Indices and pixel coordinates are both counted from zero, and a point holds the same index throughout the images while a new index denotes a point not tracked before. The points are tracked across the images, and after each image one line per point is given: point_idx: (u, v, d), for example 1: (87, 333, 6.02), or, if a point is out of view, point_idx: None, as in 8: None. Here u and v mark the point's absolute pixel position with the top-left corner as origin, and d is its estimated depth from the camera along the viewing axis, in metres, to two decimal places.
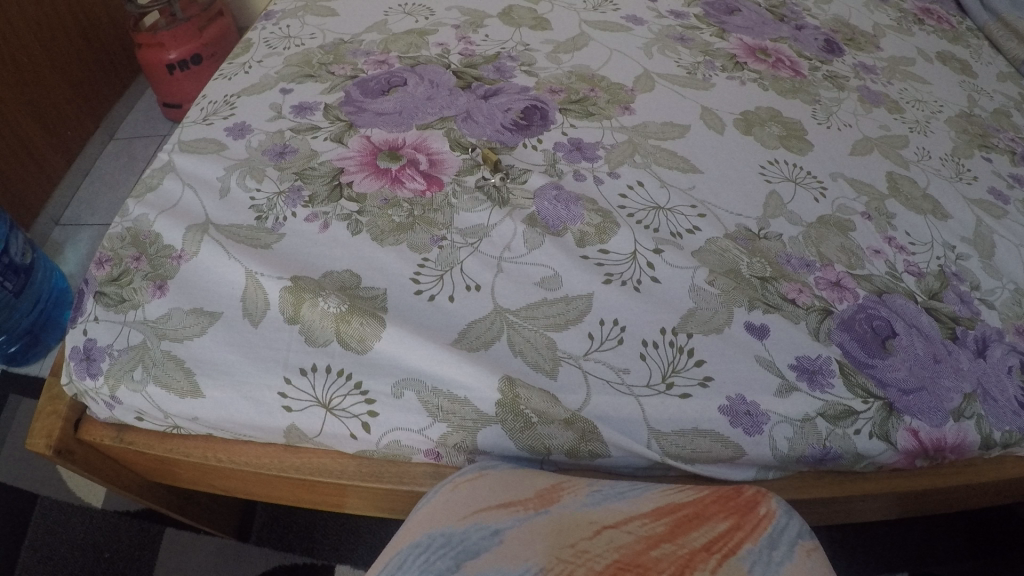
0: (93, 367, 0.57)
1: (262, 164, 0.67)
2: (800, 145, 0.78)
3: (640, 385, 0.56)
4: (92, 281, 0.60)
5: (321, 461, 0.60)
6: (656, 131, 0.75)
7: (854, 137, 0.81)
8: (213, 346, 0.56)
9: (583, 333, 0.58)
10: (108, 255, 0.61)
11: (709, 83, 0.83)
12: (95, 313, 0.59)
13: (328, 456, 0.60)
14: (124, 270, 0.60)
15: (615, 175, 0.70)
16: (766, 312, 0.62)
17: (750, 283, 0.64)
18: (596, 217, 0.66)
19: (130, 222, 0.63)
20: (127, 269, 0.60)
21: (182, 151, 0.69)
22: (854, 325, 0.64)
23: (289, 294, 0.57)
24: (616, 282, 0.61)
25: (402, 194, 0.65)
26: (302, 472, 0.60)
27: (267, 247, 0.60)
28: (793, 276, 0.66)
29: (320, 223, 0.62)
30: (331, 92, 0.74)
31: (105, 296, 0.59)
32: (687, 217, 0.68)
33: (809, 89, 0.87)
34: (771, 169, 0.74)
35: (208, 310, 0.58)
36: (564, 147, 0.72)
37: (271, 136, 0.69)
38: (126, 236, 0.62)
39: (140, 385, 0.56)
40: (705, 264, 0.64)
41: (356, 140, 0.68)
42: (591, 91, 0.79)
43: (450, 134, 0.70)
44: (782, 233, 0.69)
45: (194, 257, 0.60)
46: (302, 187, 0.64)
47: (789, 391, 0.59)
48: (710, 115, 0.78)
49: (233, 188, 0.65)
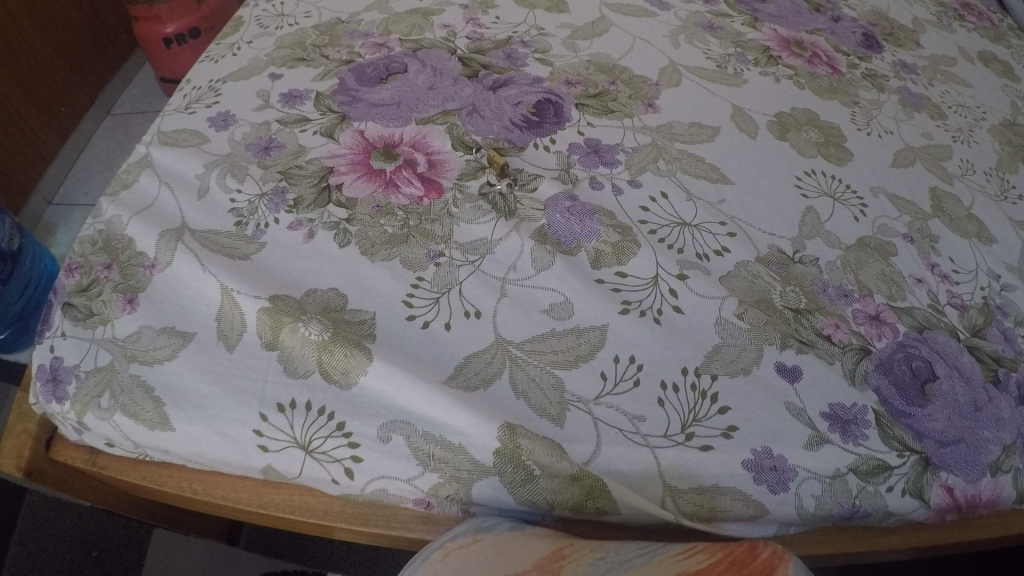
0: (59, 391, 0.51)
1: (245, 161, 0.59)
2: (839, 154, 0.70)
3: (656, 436, 0.50)
4: (60, 292, 0.54)
5: (303, 499, 0.54)
6: (682, 133, 0.67)
7: (895, 146, 0.74)
8: (185, 373, 0.50)
9: (594, 371, 0.51)
10: (79, 261, 0.55)
11: (742, 79, 0.75)
12: (62, 328, 0.52)
13: (311, 496, 0.54)
14: (95, 280, 0.54)
15: (636, 184, 0.62)
16: (799, 350, 0.55)
17: (781, 316, 0.57)
18: (613, 234, 0.58)
19: (103, 224, 0.57)
20: (97, 279, 0.54)
21: (161, 144, 0.61)
22: (892, 368, 0.58)
23: (268, 316, 0.51)
24: (635, 312, 0.54)
25: (396, 200, 0.57)
26: (283, 510, 0.54)
27: (245, 258, 0.54)
28: (829, 308, 0.59)
29: (305, 233, 0.55)
30: (323, 79, 0.66)
31: (73, 308, 0.53)
32: (715, 235, 0.60)
33: (847, 89, 0.78)
34: (807, 180, 0.66)
35: (180, 330, 0.52)
36: (579, 149, 0.64)
37: (257, 128, 0.62)
38: (98, 240, 0.56)
39: (109, 413, 0.50)
40: (734, 293, 0.57)
41: (348, 135, 0.61)
42: (611, 84, 0.71)
43: (453, 131, 0.63)
44: (818, 257, 0.61)
45: (167, 267, 0.54)
46: (287, 189, 0.57)
47: (819, 444, 0.53)
48: (742, 116, 0.70)
49: (212, 189, 0.58)
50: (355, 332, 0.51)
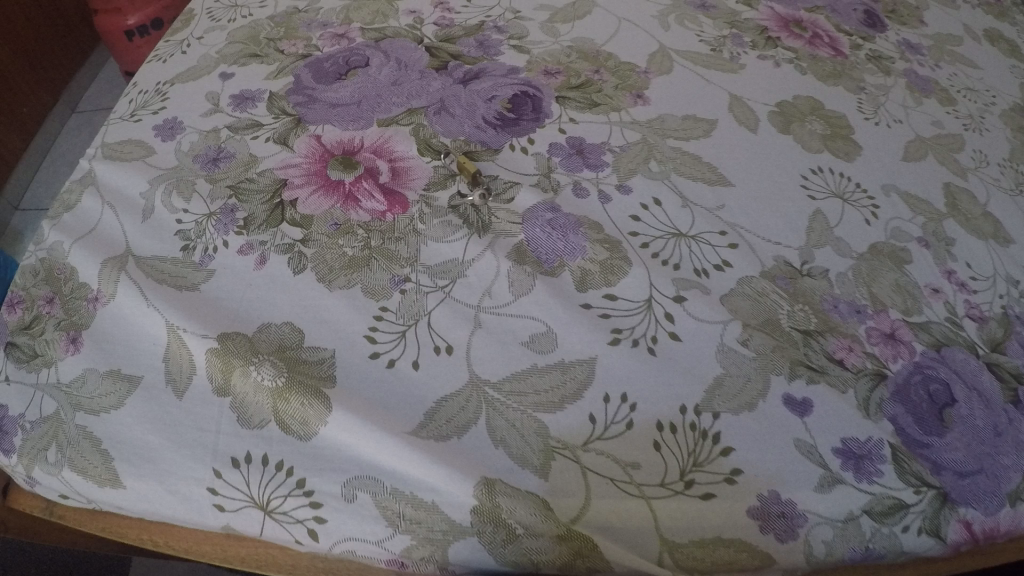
0: (5, 442, 0.46)
1: (192, 175, 0.53)
2: (847, 147, 0.62)
3: (652, 485, 0.45)
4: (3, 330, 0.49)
5: (269, 552, 0.48)
6: (675, 127, 0.58)
7: (905, 136, 0.66)
8: (131, 423, 0.45)
9: (581, 413, 0.45)
10: (21, 295, 0.50)
11: (739, 63, 0.66)
12: (5, 371, 0.47)
13: (276, 550, 0.47)
14: (37, 316, 0.48)
15: (625, 189, 0.53)
16: (811, 381, 0.50)
17: (788, 339, 0.50)
18: (600, 250, 0.50)
19: (46, 251, 0.51)
20: (38, 316, 0.48)
21: (104, 157, 0.55)
22: (909, 395, 0.52)
23: (217, 357, 0.45)
24: (626, 341, 0.47)
25: (356, 216, 0.50)
26: (250, 564, 0.48)
27: (193, 288, 0.48)
28: (841, 328, 0.52)
29: (256, 258, 0.48)
30: (278, 78, 0.59)
31: (17, 349, 0.48)
32: (715, 247, 0.52)
33: (853, 72, 0.70)
34: (814, 180, 0.58)
35: (126, 373, 0.46)
36: (561, 149, 0.55)
37: (205, 135, 0.55)
38: (40, 270, 0.50)
39: (56, 469, 0.45)
40: (738, 315, 0.50)
41: (304, 141, 0.54)
42: (595, 73, 0.61)
43: (420, 132, 0.55)
44: (828, 268, 0.54)
45: (111, 300, 0.48)
46: (237, 206, 0.51)
47: (831, 484, 0.48)
48: (740, 106, 0.61)
49: (157, 208, 0.51)
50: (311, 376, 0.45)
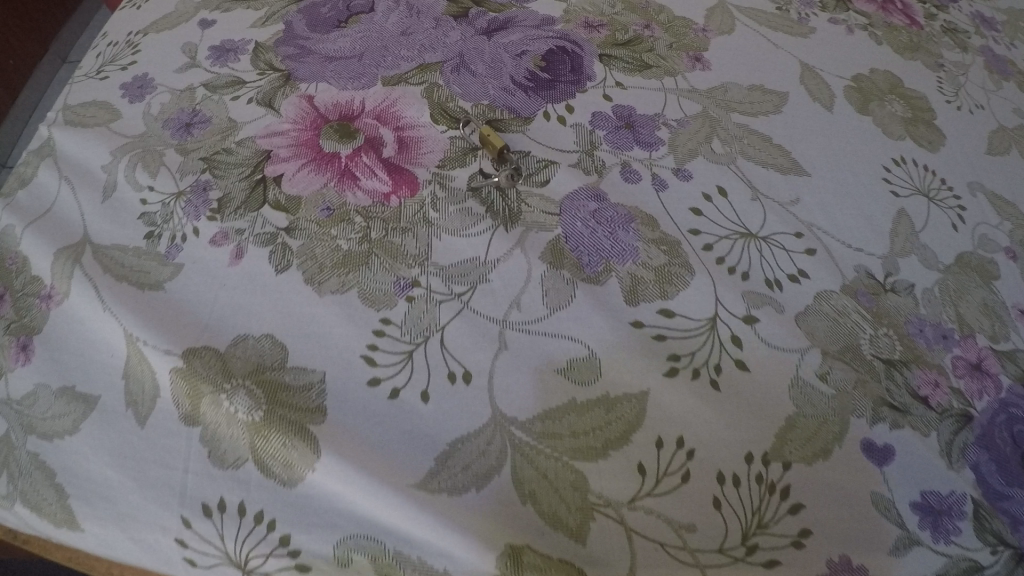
0: None
1: (160, 144, 0.43)
2: (929, 136, 0.53)
3: (708, 552, 0.37)
4: None
5: None
6: (741, 99, 0.49)
7: (988, 126, 0.57)
8: (88, 454, 0.37)
9: (629, 464, 0.37)
10: None
11: (808, 27, 0.56)
12: None
13: None
14: None
15: (684, 174, 0.44)
16: (895, 424, 0.42)
17: (870, 370, 0.42)
18: (655, 253, 0.40)
19: None
20: None
21: (65, 122, 0.45)
22: (994, 440, 0.44)
23: (182, 380, 0.36)
24: (685, 373, 0.38)
25: (353, 199, 0.40)
26: None
27: (157, 287, 0.38)
28: (926, 358, 0.45)
29: (231, 250, 0.39)
30: (266, 27, 0.49)
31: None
32: (790, 253, 0.43)
33: (928, 47, 0.61)
34: (897, 172, 0.49)
35: (82, 391, 0.38)
36: (606, 121, 0.45)
37: (177, 96, 0.46)
38: None
39: (7, 503, 0.38)
40: (816, 340, 0.41)
41: (291, 103, 0.44)
42: (645, 29, 0.51)
43: (433, 93, 0.45)
44: (914, 283, 0.46)
45: (65, 300, 0.39)
46: (211, 183, 0.41)
47: (907, 547, 0.40)
48: (813, 78, 0.52)
49: (120, 184, 0.42)
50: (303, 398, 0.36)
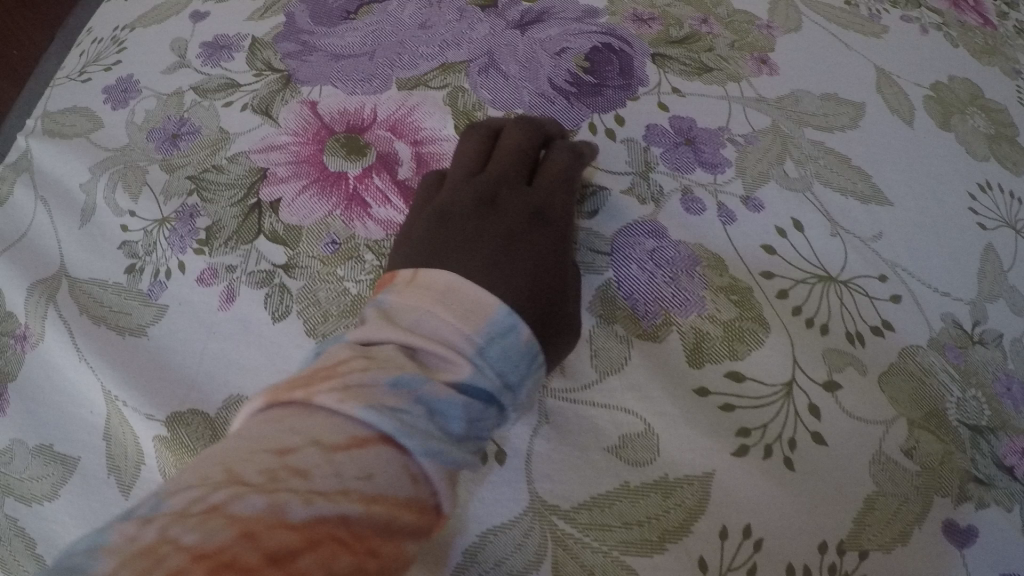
0: None
1: (143, 160, 0.39)
2: (1015, 155, 0.47)
3: None
4: None
5: None
6: (815, 110, 0.42)
7: None
8: (69, 524, 0.31)
9: (688, 559, 0.31)
10: None
11: (880, 25, 0.49)
12: None
13: None
14: None
15: (755, 204, 0.37)
16: (981, 502, 0.37)
17: (955, 439, 0.37)
18: (723, 304, 0.34)
19: None
20: None
21: (43, 133, 0.41)
22: None
23: (168, 451, 0.31)
24: (756, 451, 0.33)
25: (361, 229, 0.35)
26: None
27: (138, 335, 0.34)
28: (1015, 424, 0.39)
29: (221, 292, 0.34)
30: (263, 18, 0.43)
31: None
32: (874, 300, 0.37)
33: (1006, 50, 0.54)
34: (984, 200, 0.43)
35: (63, 453, 0.33)
36: (663, 137, 0.38)
37: (165, 101, 0.41)
38: None
39: None
40: (900, 407, 0.36)
41: (292, 111, 0.39)
42: (702, 24, 0.44)
43: (457, 101, 0.39)
44: (1002, 333, 0.40)
45: (39, 342, 0.35)
46: (199, 208, 0.36)
47: None
48: (891, 85, 0.45)
49: (99, 207, 0.37)
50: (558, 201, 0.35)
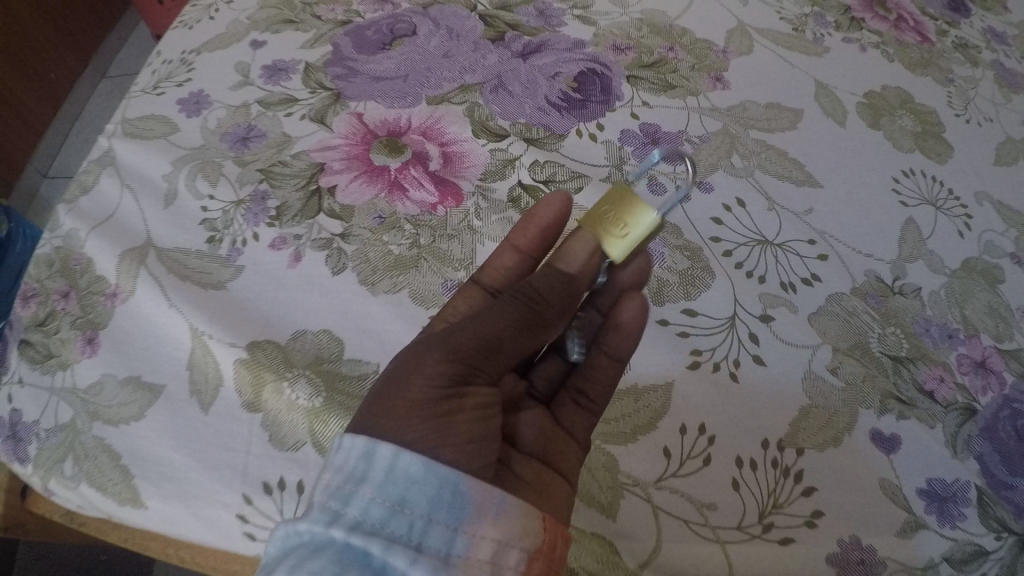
0: (19, 449, 0.43)
1: (219, 156, 0.49)
2: (939, 147, 0.58)
3: (728, 529, 0.41)
4: (14, 325, 0.44)
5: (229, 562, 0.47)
6: (759, 117, 0.55)
7: (997, 137, 0.63)
8: (153, 438, 0.41)
9: (655, 447, 0.41)
10: (33, 288, 0.45)
11: (822, 46, 0.63)
12: (19, 373, 0.43)
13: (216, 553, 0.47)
14: (51, 313, 0.44)
15: (705, 187, 0.50)
16: (902, 416, 0.45)
17: (878, 365, 0.46)
18: (680, 258, 0.47)
19: (60, 240, 0.46)
20: (53, 312, 0.44)
21: (124, 134, 0.51)
22: (998, 432, 0.48)
23: (246, 370, 0.41)
24: (706, 366, 0.43)
25: (403, 208, 0.47)
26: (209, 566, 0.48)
27: (217, 286, 0.44)
28: (931, 355, 0.48)
29: (290, 254, 0.45)
30: (314, 47, 0.56)
31: (29, 347, 0.43)
32: (803, 258, 0.48)
33: (939, 62, 0.67)
34: (905, 183, 0.54)
35: (147, 382, 0.42)
36: (633, 138, 0.52)
37: (233, 112, 0.52)
38: (54, 261, 0.45)
39: (73, 483, 0.42)
40: (827, 338, 0.46)
41: (343, 119, 0.51)
42: (669, 51, 0.58)
43: (474, 113, 0.51)
44: (920, 286, 0.50)
45: (130, 297, 0.43)
46: (269, 192, 0.47)
47: (914, 529, 0.44)
48: (828, 95, 0.58)
49: (180, 193, 0.47)
50: (587, 261, 0.39)
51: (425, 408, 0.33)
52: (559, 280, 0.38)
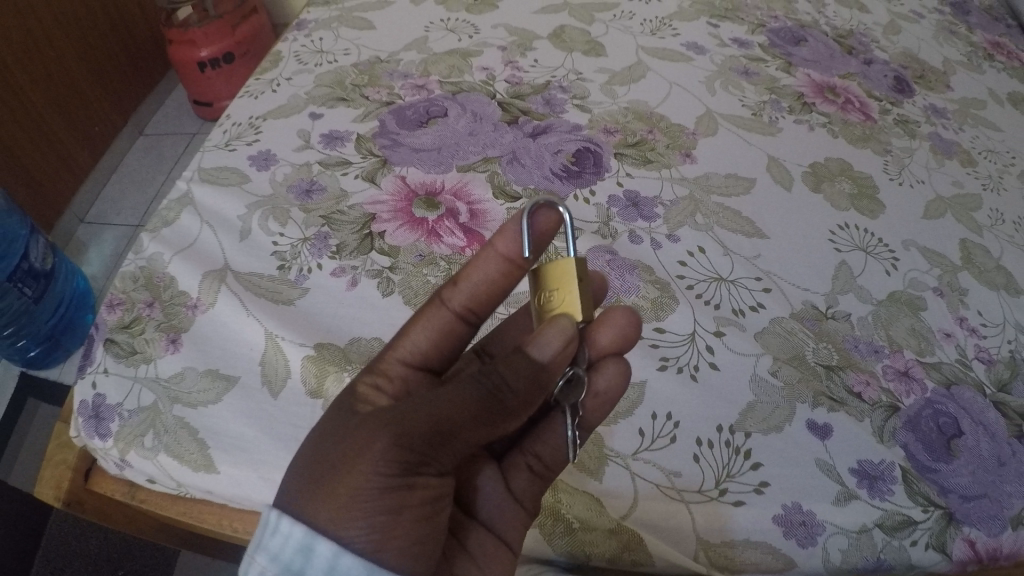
0: (102, 427, 0.54)
1: (287, 204, 0.65)
2: (871, 206, 0.72)
3: (691, 491, 0.52)
4: (102, 327, 0.58)
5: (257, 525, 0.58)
6: (718, 184, 0.70)
7: (927, 195, 0.76)
8: (230, 417, 0.53)
9: (633, 428, 0.54)
10: (120, 298, 0.59)
11: (776, 127, 0.78)
12: (104, 364, 0.56)
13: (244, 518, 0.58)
14: (136, 317, 0.58)
15: (674, 238, 0.64)
16: (831, 409, 0.57)
17: (813, 372, 0.59)
18: (652, 289, 0.60)
19: (144, 261, 0.61)
20: (138, 317, 0.58)
21: (201, 181, 0.67)
22: (919, 425, 0.59)
23: (312, 364, 0.54)
24: (672, 368, 0.56)
25: (438, 249, 0.61)
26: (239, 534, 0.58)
27: (288, 302, 0.58)
28: (860, 365, 0.61)
29: (348, 281, 0.59)
30: (364, 121, 0.73)
31: (116, 345, 0.56)
32: (751, 291, 0.62)
33: (879, 136, 0.82)
34: (840, 235, 0.68)
35: (224, 374, 0.55)
36: (619, 201, 0.67)
37: (298, 169, 0.68)
38: (139, 277, 0.60)
39: (152, 453, 0.53)
40: (769, 350, 0.59)
41: (390, 180, 0.66)
42: (649, 133, 0.74)
43: (494, 179, 0.67)
44: (850, 312, 0.63)
45: (210, 308, 0.58)
46: (329, 234, 0.62)
47: (847, 499, 0.54)
48: (777, 166, 0.73)
49: (254, 230, 0.62)
50: (559, 350, 0.41)
51: (367, 498, 0.38)
52: (528, 369, 0.40)
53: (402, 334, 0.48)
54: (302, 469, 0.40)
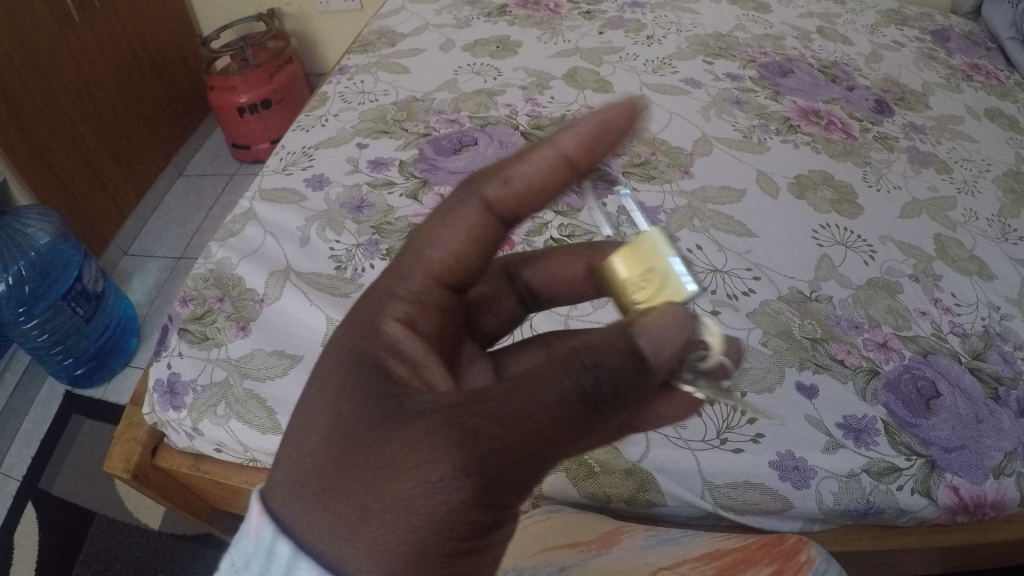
0: (177, 400, 0.65)
1: (340, 216, 0.77)
2: (851, 209, 0.82)
3: (696, 440, 0.62)
4: (176, 318, 0.71)
5: None
6: (713, 195, 0.80)
7: (903, 199, 0.86)
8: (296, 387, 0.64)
9: None
10: (192, 294, 0.72)
11: (764, 146, 0.89)
12: (179, 348, 0.68)
13: None
14: (207, 309, 0.70)
15: (675, 239, 0.75)
16: (816, 371, 0.66)
17: (801, 344, 0.68)
18: None
19: (213, 264, 0.74)
20: (210, 309, 0.70)
21: (263, 199, 0.80)
22: (899, 387, 0.67)
23: None
24: None
25: None
26: None
27: (346, 295, 0.70)
28: (842, 337, 0.70)
29: None
30: (405, 148, 0.86)
31: (190, 333, 0.68)
32: (743, 280, 0.72)
33: (860, 151, 0.92)
34: (822, 233, 0.78)
35: (289, 353, 0.66)
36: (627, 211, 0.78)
37: (348, 189, 0.80)
38: (209, 277, 0.73)
39: (223, 419, 0.63)
40: (760, 325, 0.68)
41: (430, 197, 0.79)
42: (652, 154, 0.85)
43: None
44: (832, 295, 0.73)
45: (275, 301, 0.69)
46: (380, 240, 0.74)
47: (836, 447, 0.62)
48: (766, 179, 0.83)
49: (312, 238, 0.75)
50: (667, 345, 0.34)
51: (433, 531, 0.32)
52: (631, 370, 0.33)
53: (431, 229, 0.42)
54: (321, 488, 0.33)
